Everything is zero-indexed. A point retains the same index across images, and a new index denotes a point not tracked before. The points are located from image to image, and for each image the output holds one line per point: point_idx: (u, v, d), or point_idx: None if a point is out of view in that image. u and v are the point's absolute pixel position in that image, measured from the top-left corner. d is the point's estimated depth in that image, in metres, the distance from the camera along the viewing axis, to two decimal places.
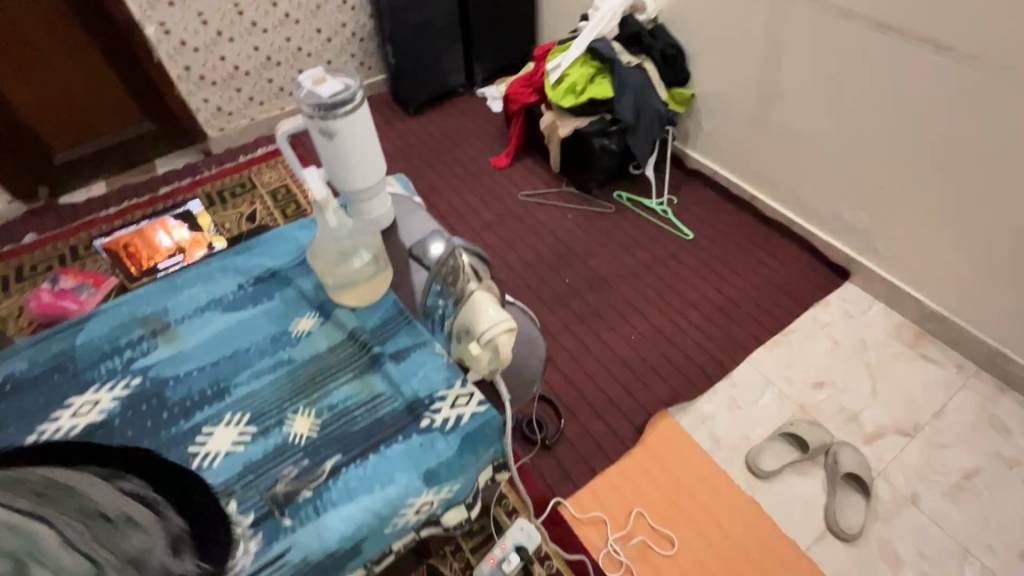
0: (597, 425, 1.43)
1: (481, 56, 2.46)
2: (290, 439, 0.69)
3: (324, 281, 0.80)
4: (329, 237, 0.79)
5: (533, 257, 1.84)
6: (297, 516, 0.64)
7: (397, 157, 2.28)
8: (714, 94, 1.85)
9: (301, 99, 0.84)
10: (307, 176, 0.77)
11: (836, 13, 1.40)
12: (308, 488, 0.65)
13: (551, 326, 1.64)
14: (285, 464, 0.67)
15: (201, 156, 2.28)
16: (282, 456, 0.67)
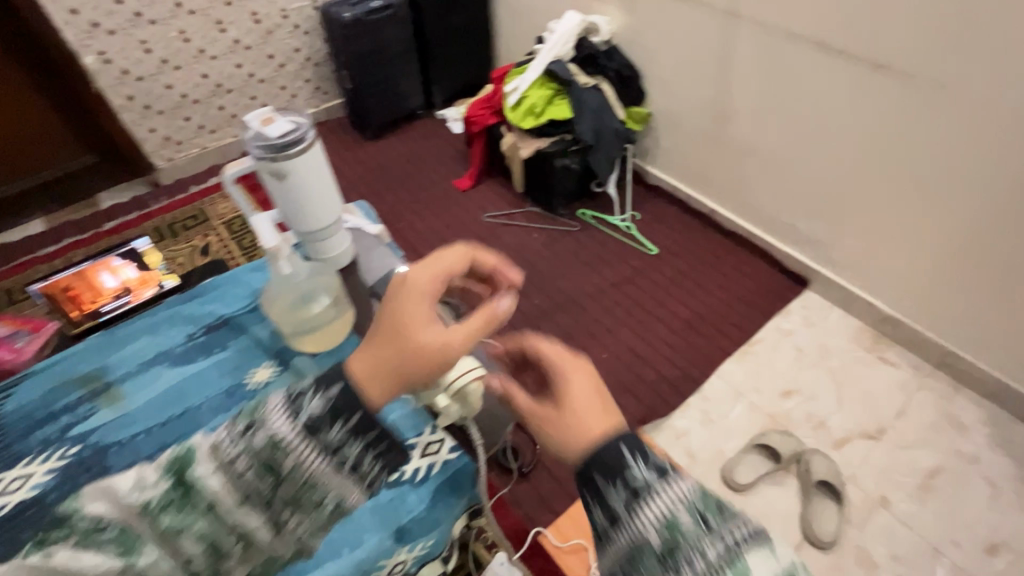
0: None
1: (440, 78, 2.45)
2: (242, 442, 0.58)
3: (282, 329, 0.76)
4: (286, 283, 0.76)
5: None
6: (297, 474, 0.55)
7: (358, 182, 2.24)
8: (669, 113, 1.89)
9: (249, 140, 0.82)
10: (257, 222, 0.75)
11: (781, 35, 1.46)
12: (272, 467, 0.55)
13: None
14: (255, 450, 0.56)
15: (149, 188, 2.18)
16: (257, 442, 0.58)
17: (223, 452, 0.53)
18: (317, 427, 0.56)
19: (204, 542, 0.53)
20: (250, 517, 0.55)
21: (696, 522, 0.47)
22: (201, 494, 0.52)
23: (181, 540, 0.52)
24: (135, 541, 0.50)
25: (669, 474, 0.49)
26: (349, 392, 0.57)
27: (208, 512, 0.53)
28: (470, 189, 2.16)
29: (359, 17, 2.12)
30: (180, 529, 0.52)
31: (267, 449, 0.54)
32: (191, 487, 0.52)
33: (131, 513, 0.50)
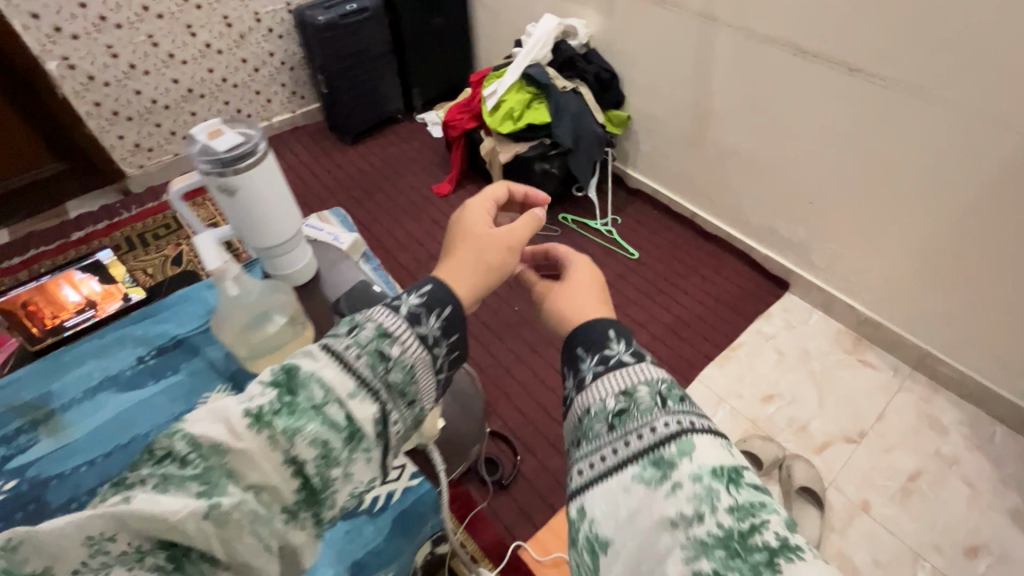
0: (555, 459, 1.38)
1: (419, 82, 2.42)
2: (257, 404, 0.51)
3: (236, 352, 0.72)
4: (236, 305, 0.71)
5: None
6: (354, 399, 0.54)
7: (336, 188, 2.20)
8: (649, 116, 1.88)
9: (195, 154, 0.79)
10: (199, 245, 0.71)
11: (756, 38, 1.45)
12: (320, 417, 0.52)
13: (503, 357, 1.60)
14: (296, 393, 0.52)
15: (120, 197, 2.13)
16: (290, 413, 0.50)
17: (337, 347, 0.55)
18: (416, 322, 0.62)
19: (317, 451, 0.50)
20: (357, 424, 0.53)
21: (652, 397, 0.51)
22: (312, 390, 0.52)
23: (293, 451, 0.49)
24: (244, 453, 0.48)
25: (642, 359, 0.56)
26: (438, 296, 0.66)
27: (323, 410, 0.51)
28: (450, 195, 2.13)
29: (334, 20, 2.08)
30: (293, 434, 0.49)
31: (375, 342, 0.57)
32: (301, 386, 0.52)
33: (239, 424, 0.48)
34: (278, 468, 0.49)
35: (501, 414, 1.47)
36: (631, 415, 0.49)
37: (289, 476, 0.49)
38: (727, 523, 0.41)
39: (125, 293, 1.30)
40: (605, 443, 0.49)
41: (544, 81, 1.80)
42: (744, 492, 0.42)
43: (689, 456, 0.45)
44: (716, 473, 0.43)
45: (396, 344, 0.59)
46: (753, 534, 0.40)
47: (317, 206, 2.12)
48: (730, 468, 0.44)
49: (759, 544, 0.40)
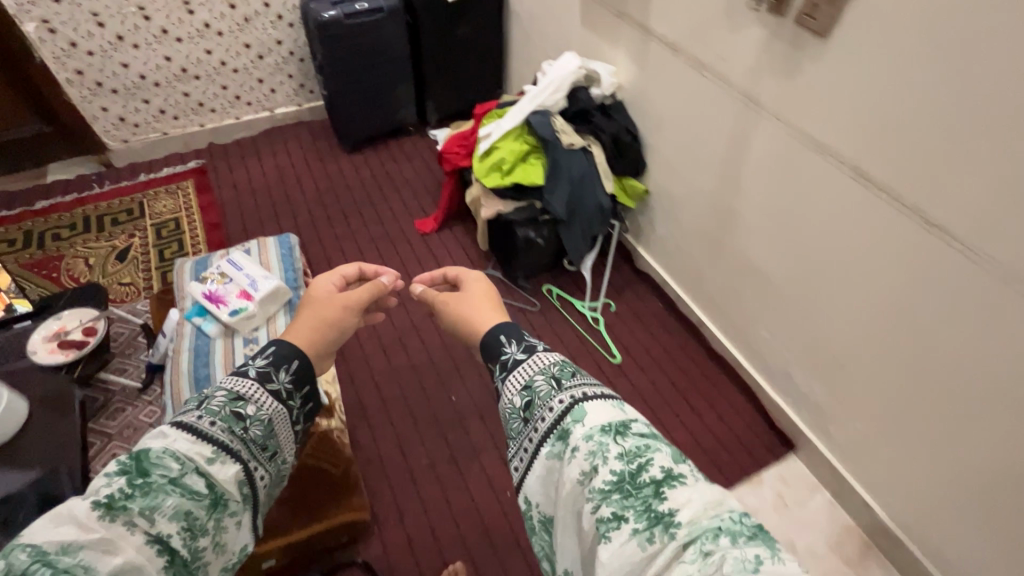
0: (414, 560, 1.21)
1: (436, 95, 2.16)
2: (110, 496, 0.53)
3: None
4: None
5: (351, 338, 1.57)
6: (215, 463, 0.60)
7: (317, 200, 1.99)
8: (669, 196, 1.53)
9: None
10: None
11: (808, 143, 1.08)
12: (190, 481, 0.58)
13: (387, 441, 1.37)
14: (160, 468, 0.56)
15: (99, 168, 2.03)
16: (152, 491, 0.54)
17: (188, 422, 0.61)
18: (266, 375, 0.70)
19: (179, 525, 0.55)
20: (217, 490, 0.60)
21: (550, 386, 0.64)
22: (169, 465, 0.56)
23: (155, 528, 0.54)
24: (103, 540, 0.50)
25: (538, 353, 0.69)
26: (283, 352, 0.73)
27: (183, 483, 0.57)
28: (432, 234, 1.88)
29: (341, 18, 1.84)
30: (150, 514, 0.54)
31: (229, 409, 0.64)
32: (154, 467, 0.56)
33: (92, 518, 0.51)
34: (141, 549, 0.52)
35: (383, 539, 1.23)
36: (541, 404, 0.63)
37: (153, 556, 0.53)
38: (618, 470, 0.54)
39: (9, 303, 1.30)
40: (528, 434, 0.63)
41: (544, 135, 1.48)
42: (629, 441, 0.55)
43: (584, 425, 0.58)
44: (606, 431, 0.57)
45: (246, 409, 0.66)
46: (640, 473, 0.52)
47: (289, 219, 1.93)
48: (619, 425, 0.57)
49: (647, 480, 0.52)
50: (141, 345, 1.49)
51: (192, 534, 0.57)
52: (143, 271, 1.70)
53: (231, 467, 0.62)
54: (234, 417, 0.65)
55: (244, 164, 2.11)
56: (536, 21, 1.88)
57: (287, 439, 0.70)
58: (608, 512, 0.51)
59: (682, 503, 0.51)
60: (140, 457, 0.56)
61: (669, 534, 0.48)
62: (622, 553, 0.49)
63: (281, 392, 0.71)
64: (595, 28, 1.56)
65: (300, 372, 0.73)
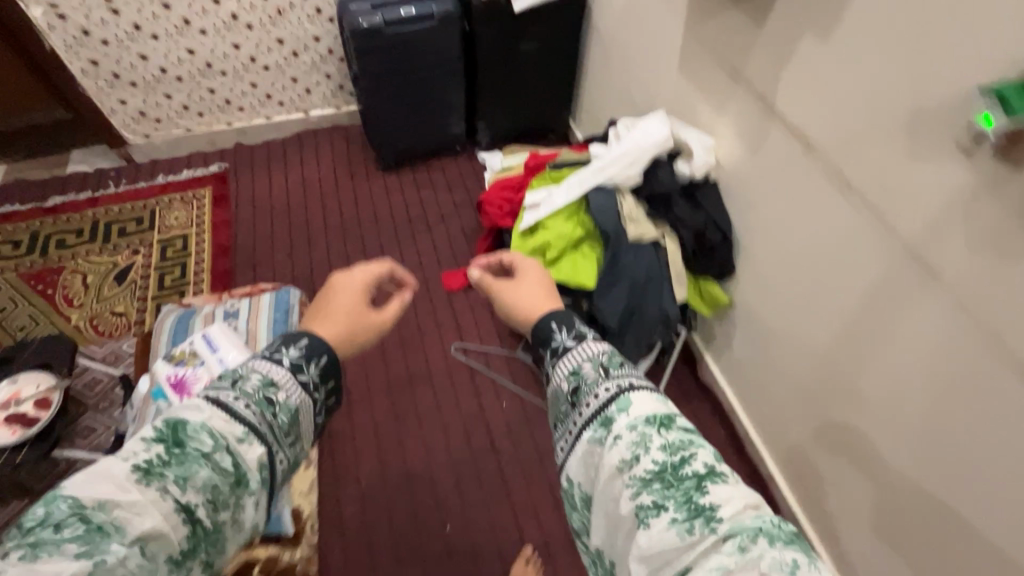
0: None
1: (491, 116, 1.84)
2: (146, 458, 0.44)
3: None
4: None
5: None
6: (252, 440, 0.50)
7: (339, 229, 1.75)
8: (758, 320, 1.16)
9: None
10: None
11: (1001, 359, 0.70)
12: (223, 458, 0.47)
13: (357, 566, 1.17)
14: (195, 436, 0.47)
15: (119, 164, 1.86)
16: (184, 458, 0.45)
17: (222, 399, 0.51)
18: (298, 367, 0.58)
19: (205, 500, 0.45)
20: (247, 472, 0.49)
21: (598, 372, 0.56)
22: (204, 439, 0.47)
23: (185, 499, 0.44)
24: (137, 506, 0.42)
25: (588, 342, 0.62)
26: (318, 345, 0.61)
27: (213, 460, 0.47)
28: (461, 294, 1.60)
29: (382, 26, 1.53)
30: (183, 482, 0.44)
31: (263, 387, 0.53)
32: (190, 437, 0.47)
33: (128, 479, 0.43)
34: (169, 520, 0.43)
35: None
36: (585, 393, 0.55)
37: (179, 525, 0.43)
38: (660, 460, 0.46)
39: None
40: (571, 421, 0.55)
41: (600, 223, 1.15)
42: (675, 431, 0.48)
43: (628, 414, 0.50)
44: (650, 421, 0.49)
45: (279, 395, 0.55)
46: (683, 465, 0.46)
47: (304, 251, 1.69)
48: (664, 417, 0.50)
49: (689, 472, 0.45)
50: (116, 401, 1.34)
51: (218, 510, 0.46)
52: (139, 300, 1.54)
53: (258, 451, 0.50)
54: (266, 395, 0.54)
55: (268, 173, 1.88)
56: (622, 48, 1.49)
57: (311, 429, 0.58)
58: (647, 499, 0.44)
59: (727, 501, 0.43)
60: (175, 426, 0.47)
61: (710, 526, 0.42)
62: (658, 542, 0.43)
63: (310, 381, 0.58)
64: (698, 83, 1.17)
65: (330, 368, 0.60)
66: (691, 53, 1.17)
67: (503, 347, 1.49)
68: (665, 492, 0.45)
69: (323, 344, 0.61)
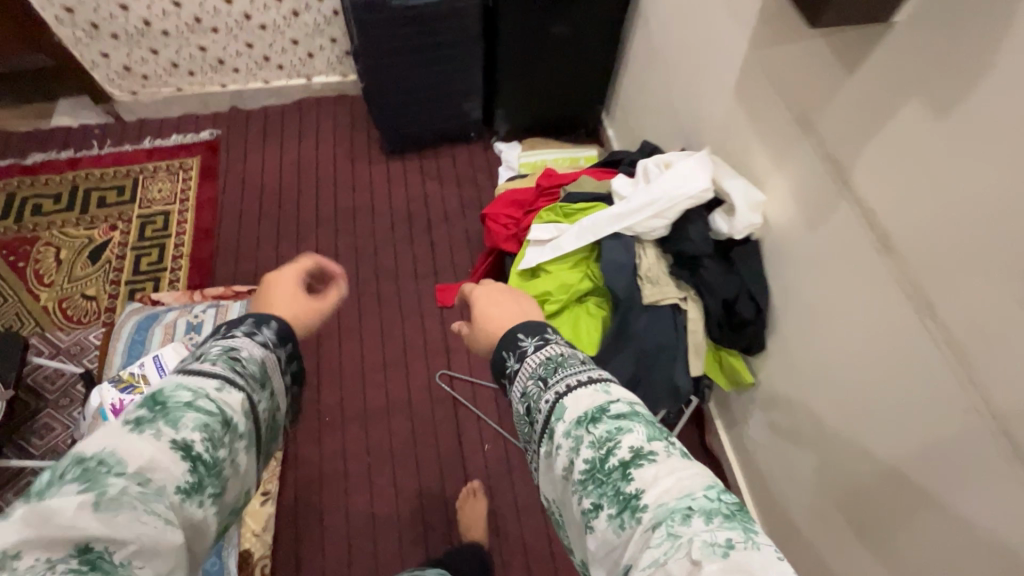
0: None
1: (512, 104, 1.61)
2: (138, 411, 0.47)
3: None
4: None
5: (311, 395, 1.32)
6: (228, 383, 0.54)
7: (332, 221, 1.59)
8: (782, 410, 1.00)
9: None
10: None
11: None
12: (206, 400, 0.51)
13: None
14: (180, 390, 0.50)
15: (105, 120, 1.71)
16: (170, 406, 0.49)
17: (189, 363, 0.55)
18: (259, 327, 0.63)
19: (201, 433, 0.49)
20: (230, 412, 0.53)
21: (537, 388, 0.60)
22: (182, 392, 0.50)
23: (182, 435, 0.47)
24: (140, 440, 0.45)
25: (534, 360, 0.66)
26: (264, 316, 0.64)
27: (199, 405, 0.50)
28: (456, 311, 1.45)
29: None
30: (175, 422, 0.48)
31: (224, 348, 0.57)
32: (170, 394, 0.50)
33: (124, 426, 0.46)
34: (171, 448, 0.46)
35: None
36: (534, 411, 0.60)
37: (180, 459, 0.46)
38: (590, 457, 0.51)
39: None
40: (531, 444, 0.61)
41: (610, 284, 0.96)
42: (601, 427, 0.52)
43: (563, 421, 0.55)
44: (581, 422, 0.54)
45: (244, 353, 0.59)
46: (609, 458, 0.50)
47: (292, 243, 1.55)
48: (595, 413, 0.54)
49: (615, 462, 0.49)
50: (77, 399, 1.26)
51: (214, 446, 0.49)
52: (111, 283, 1.44)
53: (235, 396, 0.54)
54: (230, 355, 0.57)
55: (262, 146, 1.71)
56: (669, 49, 1.24)
57: (280, 383, 0.62)
58: (587, 502, 0.49)
59: (652, 484, 0.47)
60: (155, 390, 0.50)
61: (636, 517, 0.45)
62: (606, 540, 0.47)
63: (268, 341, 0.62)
64: (756, 121, 0.95)
65: (283, 331, 0.64)
66: (751, 81, 0.94)
67: (493, 380, 1.36)
68: (600, 489, 0.49)
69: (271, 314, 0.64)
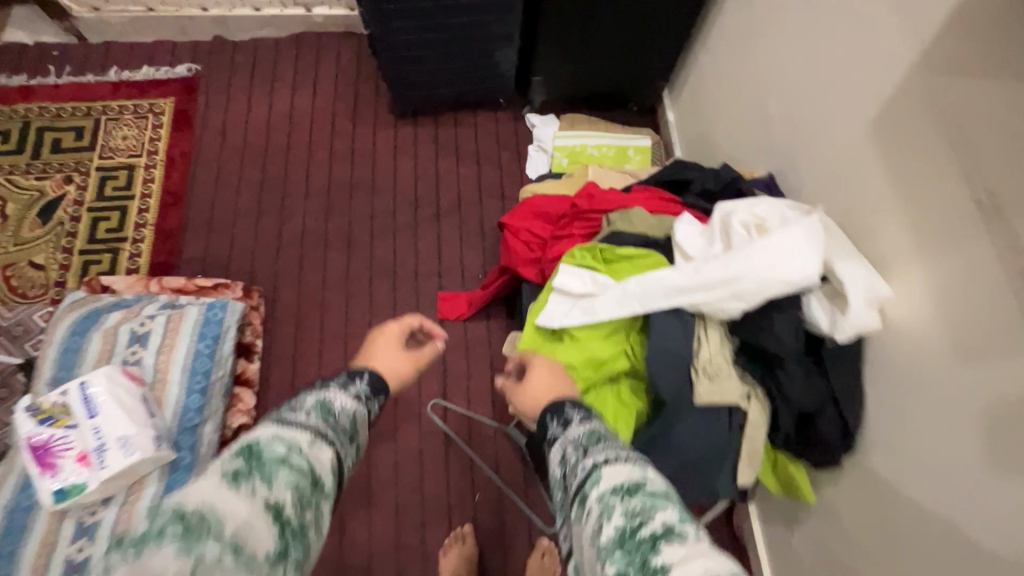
0: None
1: (554, 70, 1.30)
2: (234, 466, 0.46)
3: None
4: None
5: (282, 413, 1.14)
6: (322, 435, 0.53)
7: (323, 196, 1.34)
8: (851, 549, 0.78)
9: None
10: None
11: None
12: (297, 456, 0.49)
13: None
14: (273, 442, 0.49)
15: (65, 41, 1.43)
16: (263, 460, 0.47)
17: (283, 414, 0.53)
18: (345, 382, 0.62)
19: (291, 494, 0.46)
20: (320, 472, 0.50)
21: (576, 450, 0.56)
22: (275, 446, 0.48)
23: (272, 498, 0.45)
24: (235, 502, 0.43)
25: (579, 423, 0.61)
26: (369, 378, 0.66)
27: (290, 462, 0.48)
28: (459, 326, 1.23)
29: None
30: (267, 482, 0.46)
31: (318, 400, 0.56)
32: (264, 448, 0.48)
33: (222, 483, 0.44)
34: (262, 515, 0.44)
35: None
36: (570, 475, 0.54)
37: (270, 523, 0.44)
38: (621, 525, 0.46)
39: None
40: (563, 508, 0.55)
41: (654, 375, 0.74)
42: (636, 497, 0.47)
43: (598, 486, 0.50)
44: (616, 489, 0.49)
45: (334, 404, 0.58)
46: (640, 528, 0.44)
47: (274, 220, 1.30)
48: (631, 483, 0.48)
49: (646, 533, 0.44)
50: (16, 391, 1.07)
51: (302, 510, 0.47)
52: (64, 250, 1.23)
53: (327, 453, 0.52)
54: (323, 407, 0.56)
55: (249, 91, 1.42)
56: (775, 33, 0.91)
57: (366, 437, 0.60)
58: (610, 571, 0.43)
59: (682, 562, 0.41)
60: (248, 443, 0.48)
61: None
62: None
63: (360, 393, 0.62)
64: (903, 180, 0.67)
65: (377, 381, 0.66)
66: (909, 122, 0.65)
67: (492, 418, 1.16)
68: (626, 560, 0.43)
69: (377, 370, 0.69)
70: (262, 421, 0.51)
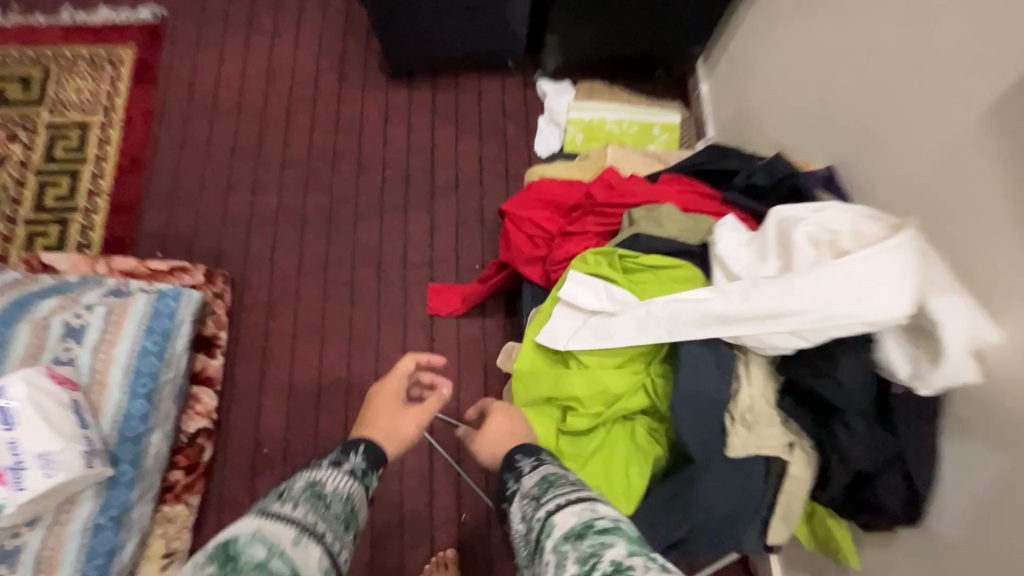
0: None
1: (574, 29, 1.11)
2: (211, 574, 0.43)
3: None
4: None
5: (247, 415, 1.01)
6: (310, 527, 0.50)
7: (303, 166, 1.17)
8: None
9: None
10: None
11: None
12: (281, 559, 0.46)
13: None
14: (254, 543, 0.46)
15: None
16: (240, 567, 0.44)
17: (269, 508, 0.51)
18: (339, 460, 0.61)
19: None
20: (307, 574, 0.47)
21: (532, 501, 0.55)
22: (255, 549, 0.46)
23: None
24: None
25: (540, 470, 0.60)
26: (365, 453, 0.64)
27: (271, 567, 0.45)
28: (451, 323, 1.09)
29: None
30: None
31: (308, 484, 0.54)
32: (242, 552, 0.45)
33: None
34: None
35: None
36: (529, 531, 0.53)
37: None
38: (574, 569, 0.45)
39: None
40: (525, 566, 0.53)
41: (681, 423, 0.60)
42: (586, 541, 0.46)
43: (551, 537, 0.49)
44: (567, 536, 0.48)
45: (327, 488, 0.56)
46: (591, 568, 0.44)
47: (246, 192, 1.15)
48: (582, 527, 0.48)
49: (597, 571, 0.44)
50: None
51: None
52: (5, 218, 1.08)
53: (317, 550, 0.49)
54: (314, 492, 0.54)
55: (223, 43, 1.25)
56: None
57: (362, 524, 0.58)
58: None
59: None
60: (226, 545, 0.46)
61: None
62: None
63: (356, 471, 0.60)
64: None
65: (373, 455, 0.64)
66: None
67: None
68: None
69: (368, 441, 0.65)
70: (246, 517, 0.49)
